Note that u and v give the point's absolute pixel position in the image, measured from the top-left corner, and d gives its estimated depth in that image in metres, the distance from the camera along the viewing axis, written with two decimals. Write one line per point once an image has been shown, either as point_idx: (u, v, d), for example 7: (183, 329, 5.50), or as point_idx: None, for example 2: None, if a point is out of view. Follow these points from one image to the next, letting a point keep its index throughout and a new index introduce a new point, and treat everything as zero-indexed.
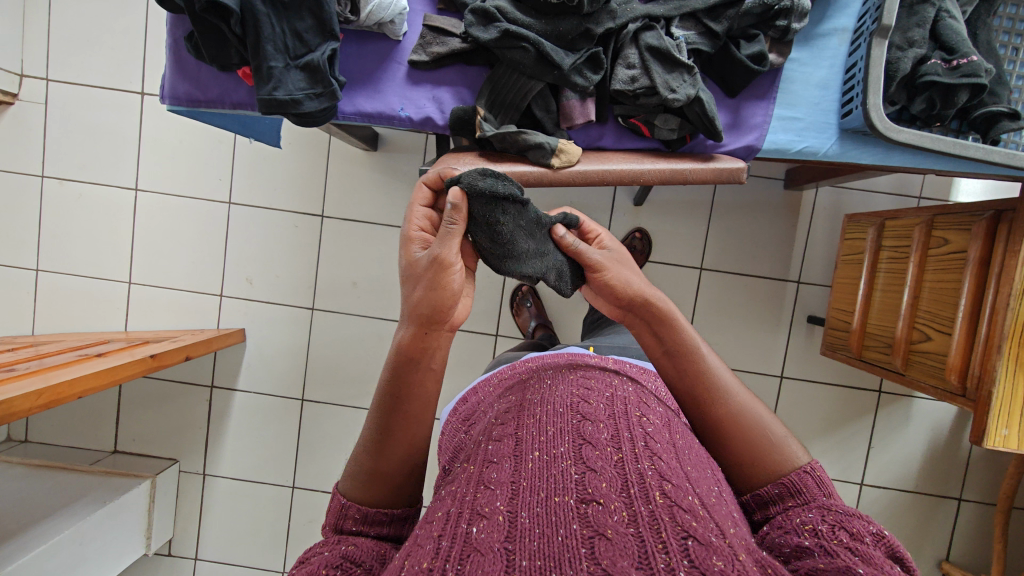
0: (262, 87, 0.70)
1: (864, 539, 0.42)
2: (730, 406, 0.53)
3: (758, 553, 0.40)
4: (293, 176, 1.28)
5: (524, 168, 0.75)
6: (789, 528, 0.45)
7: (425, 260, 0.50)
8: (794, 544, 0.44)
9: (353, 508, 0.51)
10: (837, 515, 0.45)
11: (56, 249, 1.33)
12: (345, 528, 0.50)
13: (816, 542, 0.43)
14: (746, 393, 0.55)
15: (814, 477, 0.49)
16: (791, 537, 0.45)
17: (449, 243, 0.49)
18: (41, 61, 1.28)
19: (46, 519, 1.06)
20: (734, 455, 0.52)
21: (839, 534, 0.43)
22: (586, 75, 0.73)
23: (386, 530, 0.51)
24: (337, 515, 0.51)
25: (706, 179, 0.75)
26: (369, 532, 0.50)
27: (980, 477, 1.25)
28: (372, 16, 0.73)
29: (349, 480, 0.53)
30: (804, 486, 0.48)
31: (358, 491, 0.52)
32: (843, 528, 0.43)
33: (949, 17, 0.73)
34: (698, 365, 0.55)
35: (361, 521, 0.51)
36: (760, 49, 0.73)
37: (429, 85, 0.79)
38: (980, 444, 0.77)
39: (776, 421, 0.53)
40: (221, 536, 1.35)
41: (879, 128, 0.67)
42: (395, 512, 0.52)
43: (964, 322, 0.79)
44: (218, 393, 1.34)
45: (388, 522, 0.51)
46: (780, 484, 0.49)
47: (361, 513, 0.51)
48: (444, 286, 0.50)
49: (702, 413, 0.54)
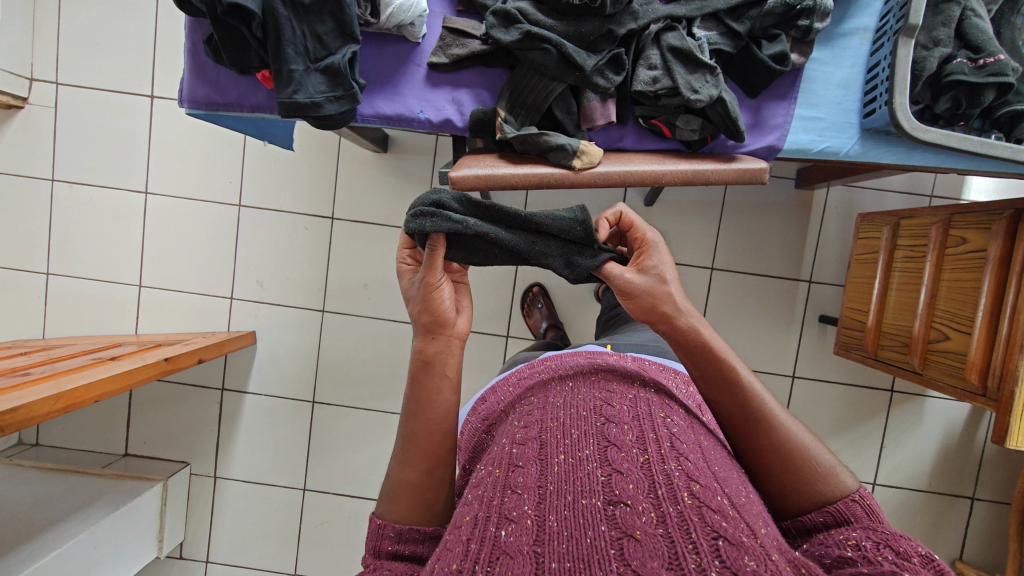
0: (282, 90, 0.69)
1: (912, 559, 0.41)
2: (776, 435, 0.51)
3: (791, 553, 0.40)
4: (304, 178, 1.28)
5: (545, 169, 0.75)
6: (829, 542, 0.45)
7: (418, 282, 0.55)
8: (836, 555, 0.44)
9: (390, 527, 0.51)
10: (883, 535, 0.44)
11: (66, 252, 1.33)
12: (384, 549, 0.51)
13: (859, 554, 0.43)
14: (790, 420, 0.53)
15: (863, 506, 0.48)
16: (833, 548, 0.44)
17: (433, 267, 0.54)
18: (52, 65, 1.28)
19: (60, 522, 1.06)
20: (778, 486, 0.51)
21: (884, 551, 0.42)
22: (608, 76, 0.73)
23: (421, 550, 0.51)
24: (375, 536, 0.51)
25: (728, 179, 0.75)
26: (404, 551, 0.50)
27: (993, 476, 1.24)
28: (392, 18, 0.73)
29: (384, 499, 0.53)
30: (852, 514, 0.47)
31: (395, 509, 0.52)
32: (890, 545, 0.42)
33: (974, 15, 0.72)
34: (741, 387, 0.53)
35: (397, 540, 0.51)
36: (782, 49, 0.73)
37: (448, 88, 0.78)
38: (1002, 444, 0.76)
39: (822, 448, 0.52)
40: (233, 538, 1.35)
41: (905, 127, 0.67)
42: (428, 530, 0.52)
43: (983, 322, 0.78)
44: (229, 395, 1.34)
45: (422, 541, 0.51)
46: (826, 512, 0.48)
47: (397, 531, 0.51)
48: (434, 304, 0.54)
49: (743, 439, 0.53)
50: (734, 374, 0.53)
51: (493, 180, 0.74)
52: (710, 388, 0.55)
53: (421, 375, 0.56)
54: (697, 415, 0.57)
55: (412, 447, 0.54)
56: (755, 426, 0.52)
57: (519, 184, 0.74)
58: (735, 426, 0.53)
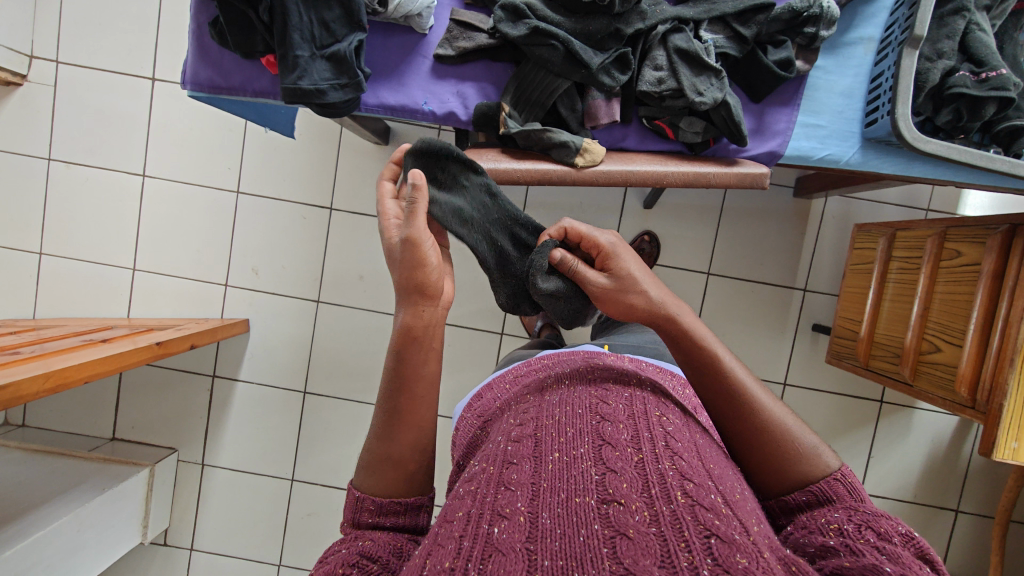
0: (287, 75, 0.69)
1: (892, 538, 0.43)
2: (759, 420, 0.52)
3: (782, 551, 0.41)
4: (303, 168, 1.28)
5: (548, 166, 0.75)
6: (814, 528, 0.46)
7: (400, 240, 0.56)
8: (819, 543, 0.44)
9: (369, 499, 0.52)
10: (865, 515, 0.45)
11: (60, 232, 1.32)
12: (363, 521, 0.51)
13: (841, 541, 0.43)
14: (772, 401, 0.54)
15: (845, 484, 0.49)
16: (817, 536, 0.45)
17: (414, 221, 0.56)
18: (52, 43, 1.27)
19: (45, 503, 1.05)
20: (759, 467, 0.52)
21: (865, 533, 0.43)
22: (614, 75, 0.73)
23: (403, 519, 0.52)
24: (354, 508, 0.52)
25: (730, 183, 0.75)
26: (385, 522, 0.51)
27: (977, 489, 1.26)
28: (400, 9, 0.73)
29: (363, 473, 0.54)
30: (834, 493, 0.49)
31: (374, 483, 0.53)
32: (870, 527, 0.44)
33: (980, 29, 0.73)
34: (724, 373, 0.54)
35: (377, 512, 0.51)
36: (787, 55, 0.73)
37: (454, 80, 0.78)
38: (988, 456, 0.77)
39: (806, 429, 0.53)
40: (218, 526, 1.35)
41: (907, 138, 0.67)
42: (410, 501, 0.53)
43: (975, 336, 0.79)
44: (219, 382, 1.33)
45: (403, 512, 0.52)
46: (809, 491, 0.50)
47: (377, 504, 0.51)
48: (423, 259, 0.56)
49: (727, 423, 0.54)
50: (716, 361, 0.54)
51: (494, 175, 0.74)
52: (695, 375, 0.56)
53: (419, 371, 0.56)
54: (693, 415, 0.58)
55: (402, 422, 0.54)
56: (733, 406, 0.53)
57: (521, 180, 0.75)
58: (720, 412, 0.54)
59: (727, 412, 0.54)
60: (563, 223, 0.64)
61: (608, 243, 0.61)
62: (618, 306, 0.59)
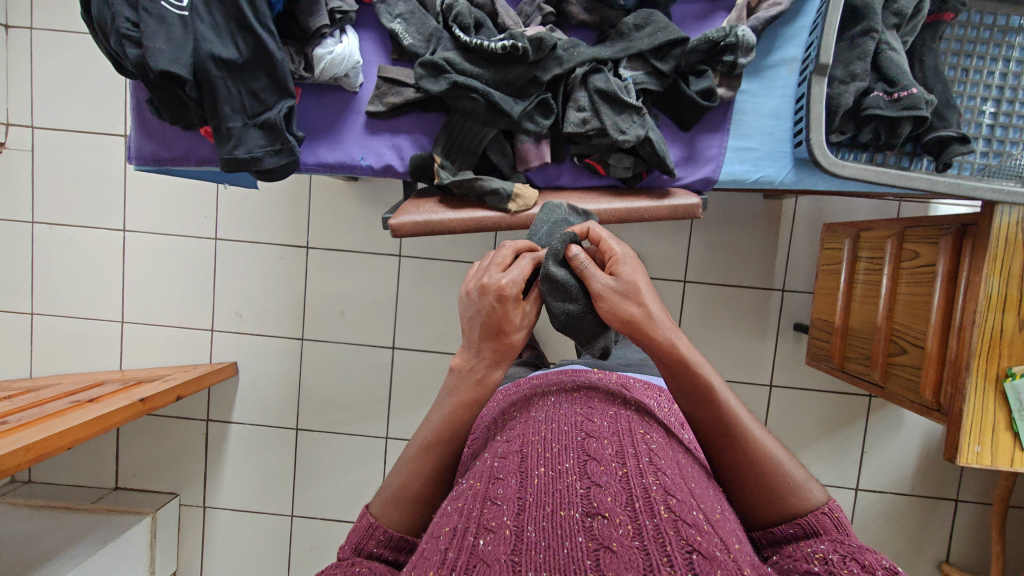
0: (223, 146, 0.71)
1: (875, 570, 0.43)
2: (750, 455, 0.53)
3: (762, 570, 0.41)
4: (277, 210, 1.30)
5: (483, 213, 0.77)
6: (799, 556, 0.47)
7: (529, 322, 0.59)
8: (803, 568, 0.45)
9: (380, 530, 0.54)
10: (850, 548, 0.46)
11: (49, 292, 1.35)
12: (366, 549, 0.53)
13: (825, 567, 0.44)
14: (767, 436, 0.55)
15: (831, 519, 0.51)
16: (802, 562, 0.46)
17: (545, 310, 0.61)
18: (26, 110, 1.31)
19: (50, 561, 1.08)
20: (750, 501, 0.53)
21: (850, 564, 0.44)
22: (537, 120, 0.75)
23: (403, 558, 0.54)
24: (363, 533, 0.54)
25: (661, 216, 0.76)
26: (387, 556, 0.53)
27: (975, 476, 1.24)
28: (326, 72, 0.75)
29: (380, 501, 0.56)
30: (821, 526, 0.50)
31: (387, 513, 0.55)
32: (855, 558, 0.44)
33: (890, 49, 0.74)
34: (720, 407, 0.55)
35: (383, 545, 0.54)
36: (708, 85, 0.74)
37: (388, 133, 0.80)
38: (952, 460, 0.77)
39: (795, 464, 0.55)
40: (224, 565, 1.37)
41: (823, 164, 0.69)
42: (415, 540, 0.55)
43: (932, 343, 0.79)
44: (214, 425, 1.35)
45: (405, 550, 0.54)
46: (797, 524, 0.51)
47: (386, 534, 0.54)
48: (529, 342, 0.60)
49: (718, 454, 0.55)
50: (710, 392, 0.55)
51: (430, 226, 0.75)
52: (693, 405, 0.56)
53: None
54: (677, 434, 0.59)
55: None
56: (728, 438, 0.54)
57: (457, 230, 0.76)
58: (716, 441, 0.55)
59: (721, 441, 0.55)
60: (588, 224, 0.64)
61: (621, 251, 0.60)
62: (618, 312, 0.56)
